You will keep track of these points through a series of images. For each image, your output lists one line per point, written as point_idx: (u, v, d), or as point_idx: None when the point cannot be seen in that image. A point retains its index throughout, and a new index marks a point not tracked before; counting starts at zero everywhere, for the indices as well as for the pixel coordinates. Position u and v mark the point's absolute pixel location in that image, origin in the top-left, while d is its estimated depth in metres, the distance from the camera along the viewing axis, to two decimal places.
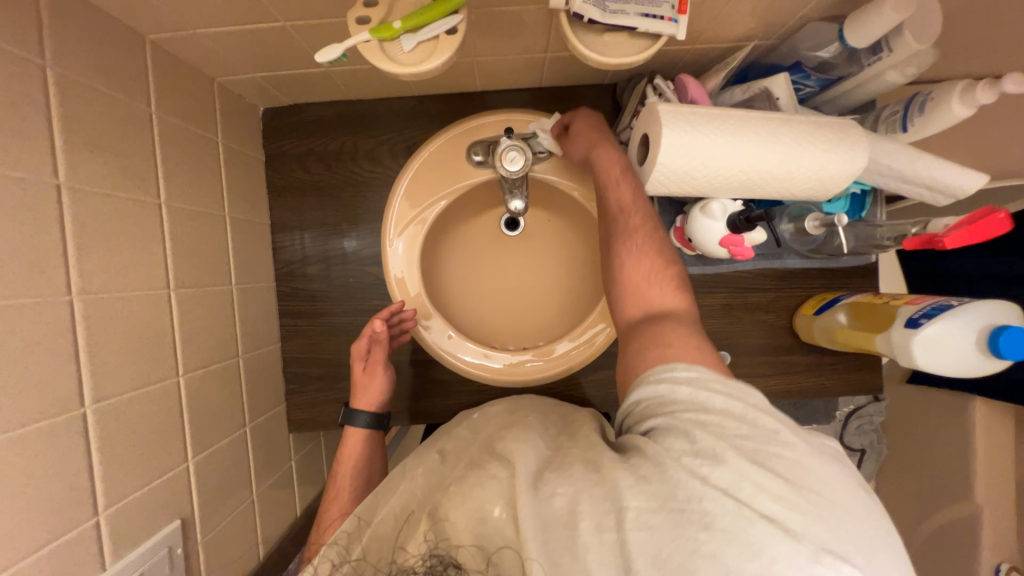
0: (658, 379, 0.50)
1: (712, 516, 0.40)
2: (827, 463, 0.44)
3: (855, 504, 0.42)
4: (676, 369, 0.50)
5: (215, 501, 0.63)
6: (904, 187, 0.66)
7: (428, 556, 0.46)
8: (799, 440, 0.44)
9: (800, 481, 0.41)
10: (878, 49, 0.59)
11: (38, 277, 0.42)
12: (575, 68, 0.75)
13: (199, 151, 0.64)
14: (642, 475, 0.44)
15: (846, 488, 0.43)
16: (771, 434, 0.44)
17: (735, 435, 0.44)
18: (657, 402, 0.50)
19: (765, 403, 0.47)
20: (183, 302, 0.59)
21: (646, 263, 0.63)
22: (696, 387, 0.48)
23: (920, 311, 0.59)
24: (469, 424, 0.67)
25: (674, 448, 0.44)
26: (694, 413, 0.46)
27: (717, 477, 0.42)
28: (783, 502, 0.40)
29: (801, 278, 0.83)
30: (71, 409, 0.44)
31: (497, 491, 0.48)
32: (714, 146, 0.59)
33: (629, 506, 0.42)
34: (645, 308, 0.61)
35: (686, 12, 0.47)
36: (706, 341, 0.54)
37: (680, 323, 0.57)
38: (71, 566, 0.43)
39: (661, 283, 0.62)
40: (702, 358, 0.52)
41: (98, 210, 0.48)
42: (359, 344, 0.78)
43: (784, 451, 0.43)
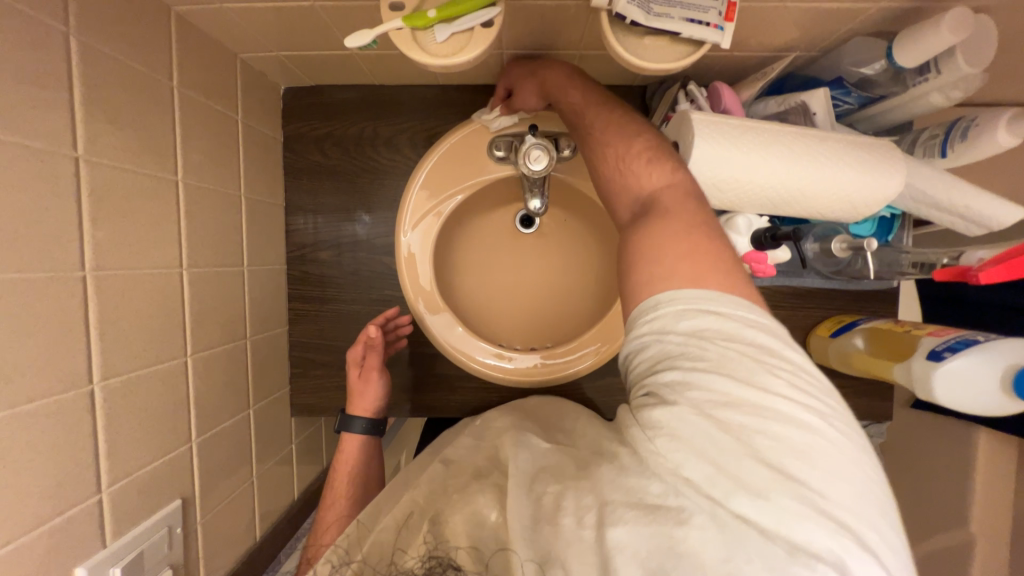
0: (643, 326, 0.43)
1: (685, 513, 0.38)
2: (838, 439, 0.37)
3: (863, 491, 0.36)
4: (664, 307, 0.42)
5: (215, 482, 0.62)
6: (936, 214, 0.64)
7: (426, 559, 0.43)
8: (806, 408, 0.37)
9: (791, 466, 0.36)
10: (925, 69, 0.57)
11: (53, 251, 0.41)
12: (605, 67, 0.72)
13: (218, 128, 0.63)
14: (623, 467, 0.42)
15: (856, 470, 0.36)
16: (768, 406, 0.37)
17: (724, 402, 0.38)
18: (644, 356, 0.43)
19: (770, 355, 0.39)
20: (195, 282, 0.59)
21: (614, 151, 0.54)
22: (683, 335, 0.40)
23: (943, 344, 0.58)
24: (473, 431, 0.67)
25: (655, 424, 0.40)
26: (681, 371, 0.39)
27: (694, 467, 0.38)
28: (762, 496, 0.36)
29: (818, 298, 0.82)
30: (79, 386, 0.43)
31: (494, 497, 0.50)
32: (744, 161, 0.57)
33: (610, 501, 0.41)
34: (633, 203, 0.52)
35: (734, 19, 0.45)
36: (704, 245, 0.44)
37: (672, 213, 0.47)
38: (71, 543, 0.43)
39: (639, 166, 0.51)
40: (695, 268, 0.42)
41: (114, 184, 0.47)
42: (353, 350, 0.78)
43: (779, 428, 0.36)
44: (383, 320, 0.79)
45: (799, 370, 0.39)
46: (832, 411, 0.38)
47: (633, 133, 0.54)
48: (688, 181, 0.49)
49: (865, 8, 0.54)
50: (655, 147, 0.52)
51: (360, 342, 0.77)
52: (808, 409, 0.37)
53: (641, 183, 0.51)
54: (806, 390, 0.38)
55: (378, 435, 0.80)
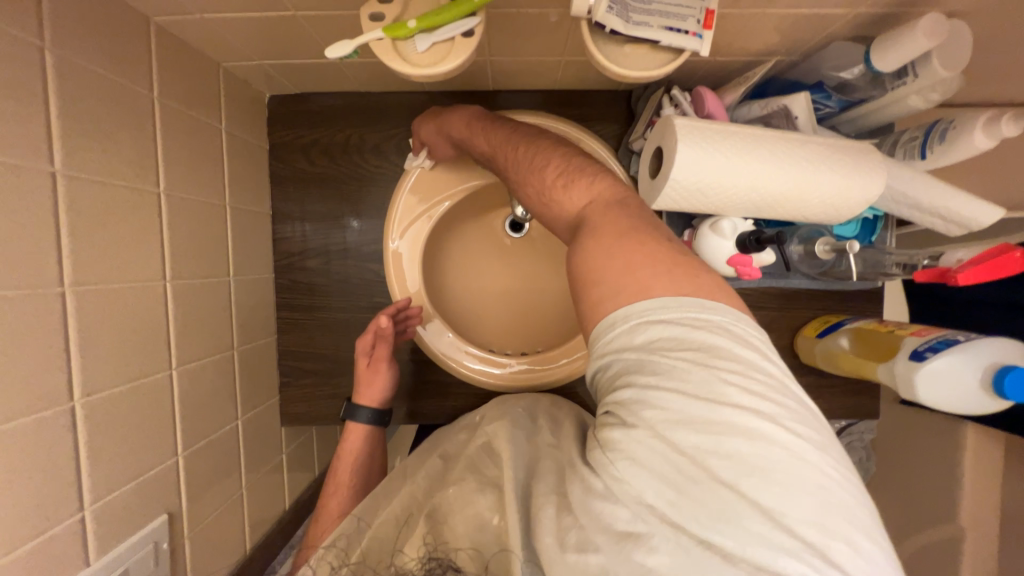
0: (600, 346, 0.43)
1: (651, 540, 0.37)
2: (799, 447, 0.36)
3: (829, 500, 0.35)
4: (617, 326, 0.42)
5: (202, 495, 0.62)
6: (917, 215, 0.65)
7: (425, 559, 0.45)
8: (762, 419, 0.36)
9: (749, 483, 0.35)
10: (903, 73, 0.58)
11: (30, 266, 0.40)
12: (590, 72, 0.73)
13: (201, 137, 0.62)
14: (593, 488, 0.41)
15: (820, 479, 0.36)
16: (722, 420, 0.36)
17: (678, 420, 0.37)
18: (606, 375, 0.43)
19: (723, 365, 0.38)
20: (179, 294, 0.58)
21: (535, 181, 0.55)
22: (637, 353, 0.40)
23: (926, 344, 0.58)
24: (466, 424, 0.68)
25: (617, 445, 0.40)
26: (635, 390, 0.39)
27: (657, 488, 0.38)
28: (723, 517, 0.35)
29: (805, 298, 0.82)
30: (59, 403, 0.43)
31: (494, 499, 0.49)
32: (727, 166, 0.58)
33: (585, 525, 0.40)
34: (569, 223, 0.52)
35: (713, 26, 0.45)
36: (629, 254, 0.44)
37: (602, 227, 0.47)
38: (53, 563, 0.42)
39: (560, 193, 0.53)
40: (637, 280, 0.42)
41: (92, 197, 0.46)
42: (363, 339, 0.77)
43: (735, 443, 0.36)
44: (394, 309, 0.77)
45: (756, 377, 0.38)
46: (793, 417, 0.37)
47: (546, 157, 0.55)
48: (606, 194, 0.50)
49: (843, 14, 0.55)
50: (570, 165, 0.54)
51: (369, 333, 0.76)
52: (764, 419, 0.36)
53: (568, 202, 0.52)
54: (763, 399, 0.37)
55: (384, 425, 0.81)
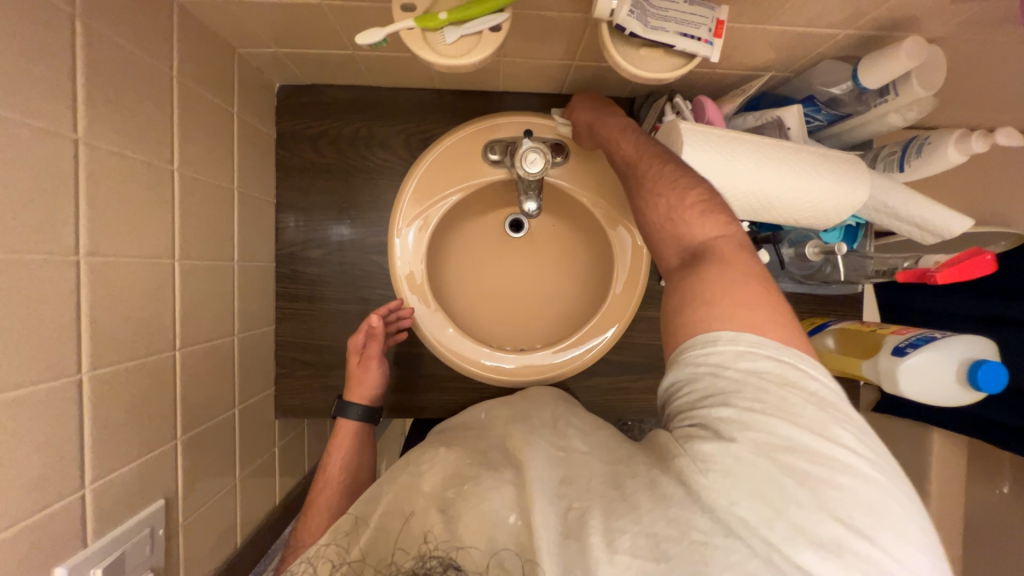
0: (701, 365, 0.47)
1: (734, 555, 0.39)
2: (887, 495, 0.40)
3: (912, 549, 0.39)
4: (728, 349, 0.46)
5: (199, 484, 0.60)
6: (895, 224, 0.70)
7: (428, 558, 0.44)
8: (858, 460, 0.41)
9: (842, 509, 0.39)
10: (885, 92, 0.63)
11: (48, 232, 0.40)
12: (598, 79, 0.76)
13: (215, 120, 0.62)
14: (665, 496, 0.43)
15: (904, 527, 0.39)
16: (823, 451, 0.41)
17: (781, 445, 0.41)
18: (698, 393, 0.46)
19: (825, 406, 0.43)
20: (186, 274, 0.57)
21: (665, 199, 0.55)
22: (744, 379, 0.44)
23: (908, 340, 0.63)
24: (477, 427, 0.68)
25: (710, 458, 0.43)
26: (738, 411, 0.43)
27: (749, 505, 0.40)
28: (815, 538, 0.38)
29: (792, 301, 0.87)
30: (68, 374, 0.42)
31: (512, 498, 0.48)
32: (730, 168, 0.62)
33: (659, 531, 0.41)
34: (682, 250, 0.55)
35: (723, 35, 0.49)
36: (762, 297, 0.48)
37: (728, 264, 0.50)
38: (52, 542, 0.41)
39: (694, 218, 0.53)
40: (752, 318, 0.47)
41: (112, 169, 0.46)
42: (354, 339, 0.78)
43: (840, 474, 0.40)
44: (385, 310, 0.78)
45: (852, 423, 0.43)
46: (882, 466, 0.42)
47: (688, 181, 0.53)
48: (738, 239, 0.52)
49: (834, 34, 0.60)
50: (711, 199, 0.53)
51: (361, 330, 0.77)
52: (859, 458, 0.41)
53: (695, 231, 0.54)
54: (860, 446, 0.42)
55: (373, 424, 0.80)
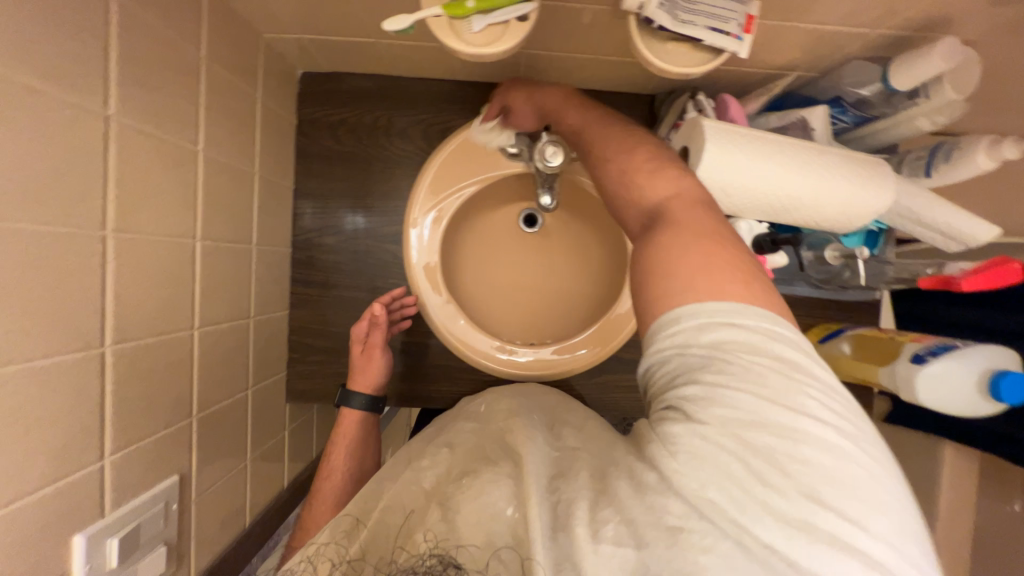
0: (666, 342, 0.44)
1: (708, 539, 0.38)
2: (860, 462, 0.39)
3: (885, 516, 0.37)
4: (691, 323, 0.43)
5: (211, 462, 0.61)
6: (919, 230, 0.69)
7: (428, 556, 0.42)
8: (830, 430, 0.39)
9: (814, 486, 0.38)
10: (916, 94, 0.62)
11: (77, 206, 0.40)
12: (619, 75, 0.76)
13: (239, 104, 0.63)
14: (642, 484, 0.43)
15: (879, 495, 0.38)
16: (793, 425, 0.39)
17: (748, 420, 0.40)
18: (665, 371, 0.44)
19: (796, 374, 0.41)
20: (206, 254, 0.58)
21: (620, 169, 0.57)
22: (709, 352, 0.42)
23: (926, 348, 0.62)
24: (472, 417, 0.66)
25: (679, 440, 0.41)
26: (704, 387, 0.41)
27: (719, 486, 0.39)
28: (787, 519, 0.37)
29: (808, 306, 0.86)
30: (92, 346, 0.42)
31: (509, 491, 0.46)
32: (752, 167, 0.61)
33: (635, 520, 0.41)
34: (642, 215, 0.54)
35: (752, 31, 0.48)
36: (713, 250, 0.46)
37: (680, 223, 0.49)
38: (72, 509, 0.41)
39: (643, 181, 0.54)
40: (712, 279, 0.44)
41: (139, 147, 0.46)
42: (358, 326, 0.78)
43: (809, 449, 0.38)
44: (388, 297, 0.79)
45: (821, 389, 0.41)
46: (855, 432, 0.40)
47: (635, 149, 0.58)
48: (692, 191, 0.52)
49: (865, 33, 0.59)
50: (659, 159, 0.56)
51: (364, 319, 0.77)
52: (831, 429, 0.39)
53: (647, 191, 0.54)
54: (830, 413, 0.40)
55: (378, 414, 0.81)
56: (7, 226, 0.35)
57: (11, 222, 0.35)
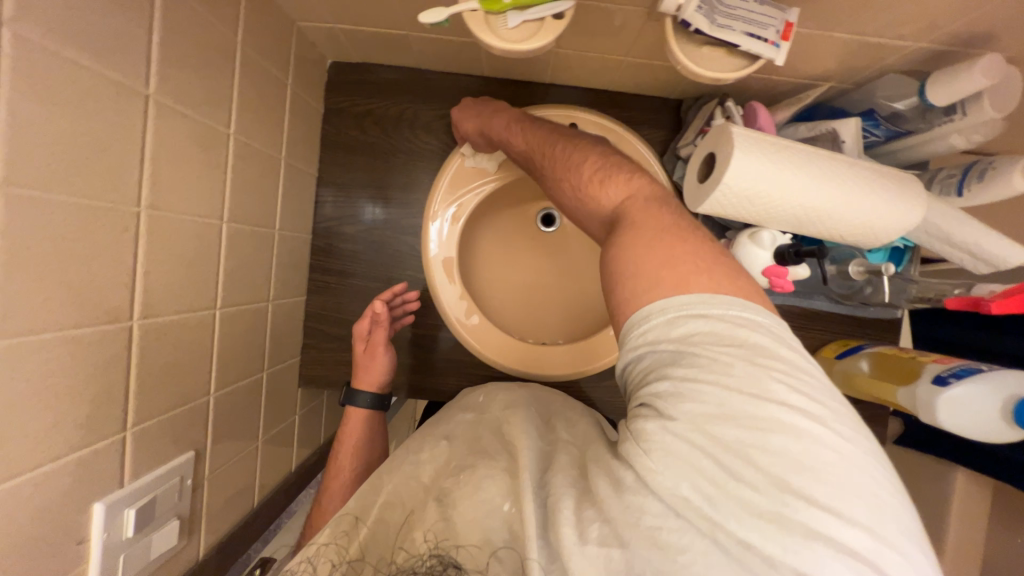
0: (637, 342, 0.44)
1: (683, 537, 0.38)
2: (837, 447, 0.37)
3: (866, 503, 0.35)
4: (658, 321, 0.43)
5: (224, 441, 0.62)
6: (946, 249, 0.68)
7: (428, 556, 0.43)
8: (803, 416, 0.37)
9: (786, 476, 0.36)
10: (952, 110, 0.60)
11: (115, 181, 0.41)
12: (647, 77, 0.75)
13: (270, 90, 0.64)
14: (622, 484, 0.42)
15: (859, 481, 0.36)
16: (762, 414, 0.37)
17: (718, 413, 0.38)
18: (639, 369, 0.44)
19: (766, 362, 0.39)
20: (231, 236, 0.59)
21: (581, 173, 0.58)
22: (676, 346, 0.41)
23: (949, 370, 0.61)
24: (469, 405, 0.65)
25: (651, 438, 0.41)
26: (673, 381, 0.40)
27: (693, 484, 0.39)
28: (761, 515, 0.36)
29: (826, 320, 0.85)
30: (121, 320, 0.43)
31: (504, 486, 0.47)
32: (778, 177, 0.60)
33: (615, 520, 0.40)
34: (611, 219, 0.54)
35: (790, 38, 0.48)
36: (668, 244, 0.47)
37: (636, 223, 0.50)
38: (94, 478, 0.42)
39: (596, 190, 0.56)
40: (676, 273, 0.44)
41: (175, 127, 0.47)
42: (360, 324, 0.78)
43: (780, 438, 0.37)
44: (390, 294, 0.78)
45: (792, 375, 0.39)
46: (829, 415, 0.38)
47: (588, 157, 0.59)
48: (645, 190, 0.54)
49: (904, 46, 0.57)
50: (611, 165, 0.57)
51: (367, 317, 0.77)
52: (802, 415, 0.37)
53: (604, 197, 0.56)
54: (802, 399, 0.38)
55: (384, 410, 0.81)
56: (48, 196, 0.35)
57: (53, 193, 0.36)
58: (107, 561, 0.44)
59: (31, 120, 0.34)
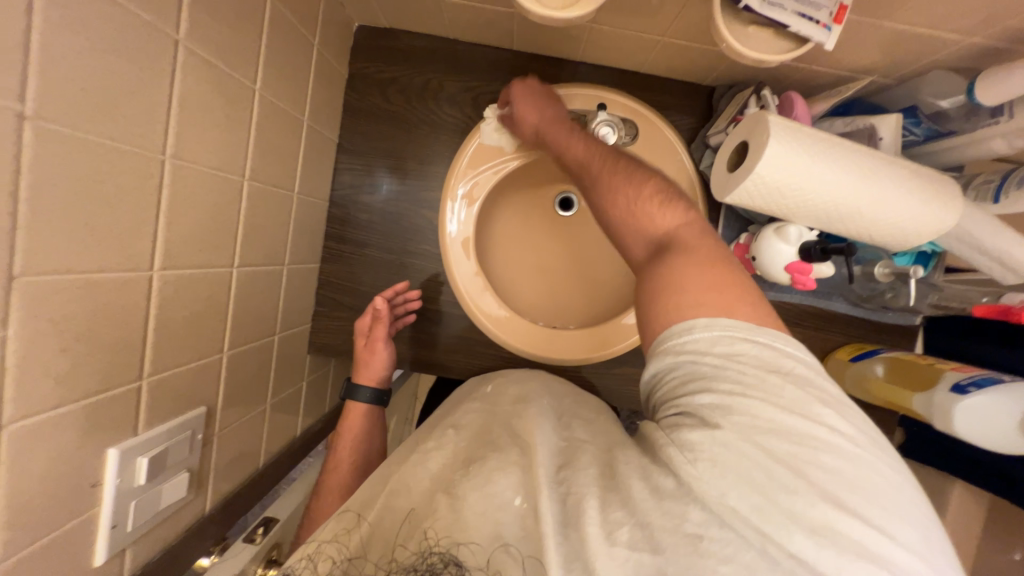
0: (677, 349, 0.46)
1: (729, 548, 0.37)
2: (874, 468, 0.39)
3: (905, 524, 0.37)
4: (706, 337, 0.45)
5: (235, 400, 0.62)
6: (976, 258, 0.65)
7: (427, 554, 0.41)
8: (845, 438, 0.40)
9: (832, 492, 0.38)
10: (998, 112, 0.58)
11: (141, 126, 0.40)
12: (682, 60, 0.73)
13: (296, 49, 0.62)
14: (658, 489, 0.42)
15: (897, 503, 0.38)
16: (808, 432, 0.40)
17: (767, 429, 0.40)
18: (679, 379, 0.46)
19: (808, 387, 0.42)
20: (251, 194, 0.58)
21: (626, 197, 0.58)
22: (723, 360, 0.44)
23: (969, 379, 0.59)
24: (483, 396, 0.64)
25: (697, 447, 0.41)
26: (721, 394, 0.42)
27: (740, 497, 0.38)
28: (809, 526, 0.37)
29: (843, 323, 0.83)
30: (141, 269, 0.43)
31: (517, 480, 0.46)
32: (815, 170, 0.58)
33: (653, 523, 0.40)
34: (649, 242, 0.56)
35: (843, 22, 0.46)
36: (723, 274, 0.49)
37: (691, 251, 0.52)
38: (108, 424, 0.42)
39: (652, 209, 0.57)
40: (723, 300, 0.47)
41: (203, 76, 0.46)
42: (360, 322, 0.81)
43: (825, 454, 0.39)
44: (391, 292, 0.81)
45: (832, 404, 0.42)
46: (866, 441, 0.41)
47: (639, 178, 0.59)
48: (698, 224, 0.55)
49: (957, 41, 0.55)
50: (664, 192, 0.58)
51: (367, 314, 0.79)
52: (843, 436, 0.40)
53: (653, 220, 0.56)
54: (844, 423, 0.41)
55: (383, 406, 0.81)
56: (76, 133, 0.35)
57: (80, 131, 0.35)
58: (119, 505, 0.44)
59: (63, 54, 0.33)
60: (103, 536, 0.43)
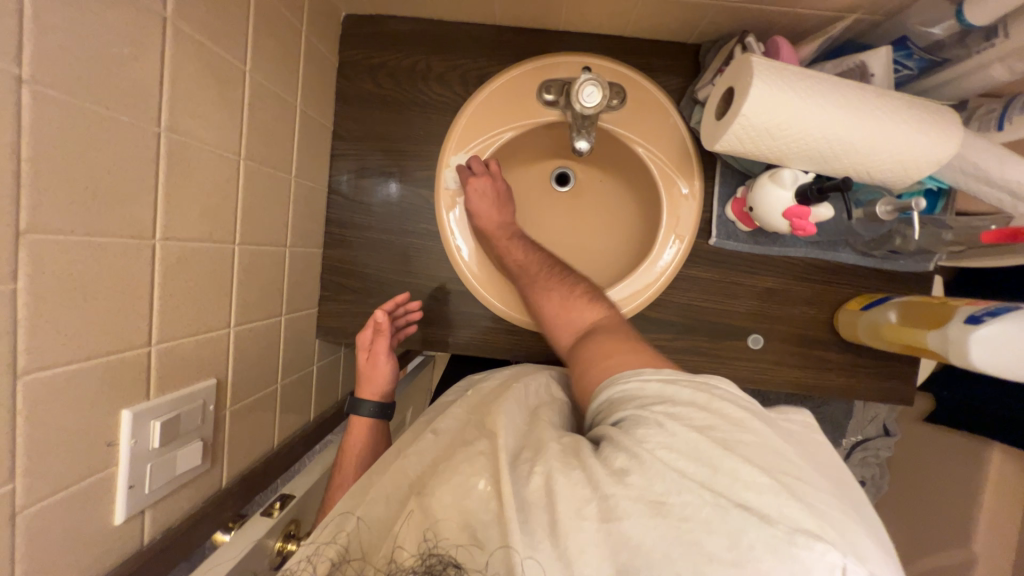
0: (624, 377, 0.52)
1: (689, 509, 0.38)
2: (795, 447, 0.44)
3: (826, 484, 0.42)
4: (644, 372, 0.51)
5: (246, 374, 0.64)
6: (984, 190, 0.63)
7: (425, 555, 0.40)
8: (770, 427, 0.44)
9: (768, 463, 0.41)
10: (993, 33, 0.56)
11: (133, 98, 0.42)
12: (663, 17, 0.73)
13: (285, 33, 0.65)
14: (619, 469, 0.42)
15: (821, 476, 0.42)
16: (737, 422, 0.43)
17: (706, 423, 0.43)
18: (629, 396, 0.50)
19: (727, 394, 0.47)
20: (248, 174, 0.60)
21: (558, 293, 0.74)
22: (664, 381, 0.48)
23: (984, 310, 0.58)
24: (464, 401, 0.65)
25: (651, 437, 0.42)
26: (666, 404, 0.46)
27: (691, 469, 0.40)
28: (756, 489, 0.39)
29: (853, 275, 0.81)
30: (145, 237, 0.45)
31: (484, 467, 0.45)
32: (806, 109, 0.57)
33: (613, 495, 0.40)
34: (577, 331, 0.70)
35: None
36: (638, 347, 0.59)
37: (617, 335, 0.63)
38: (119, 385, 0.44)
39: (581, 307, 0.72)
40: (646, 358, 0.56)
41: (193, 55, 0.48)
42: (364, 334, 0.83)
43: (756, 437, 0.42)
44: (392, 304, 0.82)
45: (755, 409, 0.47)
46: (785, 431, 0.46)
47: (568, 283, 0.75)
48: (613, 317, 0.69)
49: None
50: (587, 292, 0.74)
51: (369, 326, 0.81)
52: (768, 424, 0.44)
53: (578, 318, 0.71)
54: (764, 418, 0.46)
55: (387, 419, 0.83)
56: (72, 101, 0.37)
57: (79, 99, 0.37)
58: (135, 467, 0.46)
59: (56, 26, 0.35)
60: (122, 495, 0.45)
